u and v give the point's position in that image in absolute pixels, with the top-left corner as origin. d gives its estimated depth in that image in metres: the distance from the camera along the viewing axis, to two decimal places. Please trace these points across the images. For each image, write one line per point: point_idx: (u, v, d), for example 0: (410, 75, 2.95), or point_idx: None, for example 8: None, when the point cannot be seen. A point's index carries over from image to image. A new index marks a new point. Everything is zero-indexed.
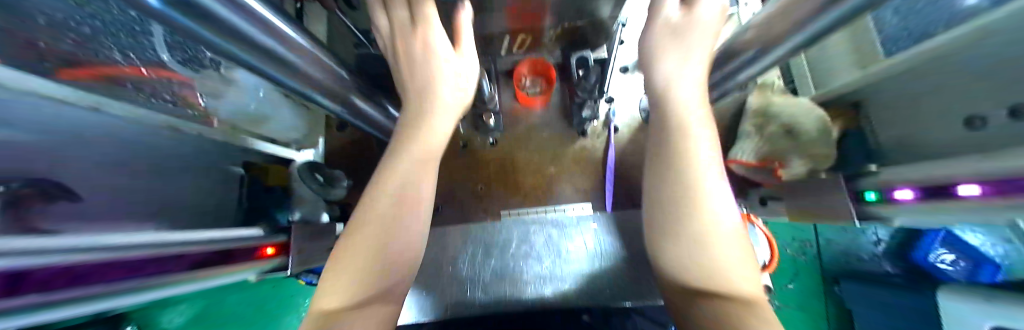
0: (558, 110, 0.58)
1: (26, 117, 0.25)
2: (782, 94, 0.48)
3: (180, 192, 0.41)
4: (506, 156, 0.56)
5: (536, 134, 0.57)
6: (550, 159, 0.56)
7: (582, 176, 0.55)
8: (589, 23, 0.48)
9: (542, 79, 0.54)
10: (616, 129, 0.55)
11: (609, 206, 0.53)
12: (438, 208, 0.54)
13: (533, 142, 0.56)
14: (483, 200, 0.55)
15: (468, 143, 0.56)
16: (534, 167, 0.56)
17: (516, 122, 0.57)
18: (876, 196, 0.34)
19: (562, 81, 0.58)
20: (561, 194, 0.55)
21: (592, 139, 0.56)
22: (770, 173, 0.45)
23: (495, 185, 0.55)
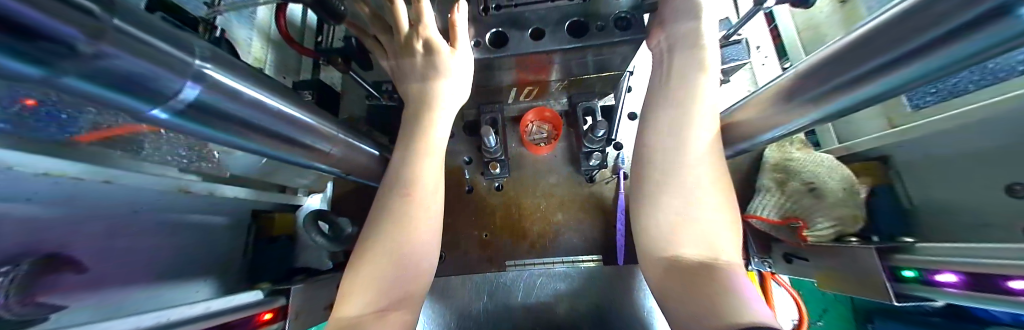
0: (566, 154, 0.57)
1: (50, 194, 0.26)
2: (800, 148, 0.46)
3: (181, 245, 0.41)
4: (513, 202, 0.55)
5: (543, 180, 0.56)
6: (558, 206, 0.54)
7: (591, 224, 0.53)
8: (597, 76, 0.49)
9: (550, 126, 0.54)
10: (626, 175, 0.54)
11: (620, 259, 0.51)
12: (442, 256, 0.53)
13: (540, 188, 0.55)
14: (488, 248, 0.53)
15: (475, 187, 0.56)
16: (541, 214, 0.54)
17: (523, 167, 0.57)
18: (914, 273, 0.31)
19: (569, 126, 0.58)
20: (569, 243, 0.53)
21: (601, 186, 0.55)
22: (793, 233, 0.41)
23: (501, 233, 0.53)
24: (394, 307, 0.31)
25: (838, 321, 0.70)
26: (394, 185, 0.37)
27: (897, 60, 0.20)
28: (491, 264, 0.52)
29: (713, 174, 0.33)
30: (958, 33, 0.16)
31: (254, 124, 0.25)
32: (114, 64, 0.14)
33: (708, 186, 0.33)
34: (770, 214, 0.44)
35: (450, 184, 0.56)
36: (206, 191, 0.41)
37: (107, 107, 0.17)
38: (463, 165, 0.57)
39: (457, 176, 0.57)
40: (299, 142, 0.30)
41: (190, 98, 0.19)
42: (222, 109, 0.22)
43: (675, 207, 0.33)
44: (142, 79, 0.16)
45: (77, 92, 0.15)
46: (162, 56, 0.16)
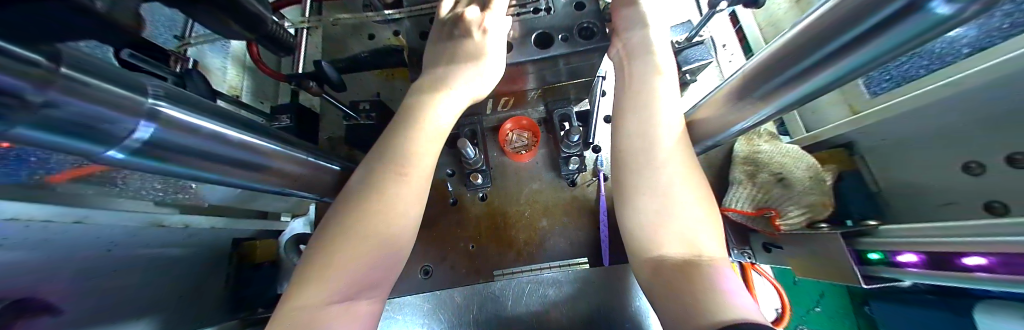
0: (547, 161, 0.58)
1: (19, 239, 0.26)
2: (767, 140, 0.48)
3: (159, 283, 0.39)
4: (497, 211, 0.55)
5: (527, 187, 0.56)
6: (541, 211, 0.55)
7: (577, 227, 0.54)
8: (570, 83, 0.50)
9: (529, 133, 0.55)
10: (606, 176, 0.55)
11: (607, 260, 0.51)
12: (428, 271, 0.52)
13: (523, 195, 0.56)
14: (475, 260, 0.52)
15: (458, 198, 0.57)
16: (526, 221, 0.54)
17: (506, 176, 0.58)
18: (878, 255, 0.32)
19: (548, 133, 0.59)
20: (556, 249, 0.52)
21: (583, 188, 0.56)
22: (766, 222, 0.43)
23: (487, 243, 0.53)
24: (359, 296, 0.29)
25: (834, 303, 0.71)
26: (375, 167, 0.34)
27: (820, 61, 0.22)
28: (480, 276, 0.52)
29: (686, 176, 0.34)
30: (865, 36, 0.18)
31: (211, 155, 0.25)
32: (66, 113, 0.14)
33: (680, 187, 0.33)
34: (744, 206, 0.46)
35: (434, 197, 0.57)
36: (181, 224, 0.41)
37: (60, 152, 0.17)
38: (446, 178, 0.58)
39: (441, 189, 0.57)
40: (264, 167, 0.31)
41: (143, 136, 0.19)
42: (179, 145, 0.22)
43: (651, 210, 0.34)
44: (95, 123, 0.16)
45: (24, 141, 0.15)
46: (116, 99, 0.17)
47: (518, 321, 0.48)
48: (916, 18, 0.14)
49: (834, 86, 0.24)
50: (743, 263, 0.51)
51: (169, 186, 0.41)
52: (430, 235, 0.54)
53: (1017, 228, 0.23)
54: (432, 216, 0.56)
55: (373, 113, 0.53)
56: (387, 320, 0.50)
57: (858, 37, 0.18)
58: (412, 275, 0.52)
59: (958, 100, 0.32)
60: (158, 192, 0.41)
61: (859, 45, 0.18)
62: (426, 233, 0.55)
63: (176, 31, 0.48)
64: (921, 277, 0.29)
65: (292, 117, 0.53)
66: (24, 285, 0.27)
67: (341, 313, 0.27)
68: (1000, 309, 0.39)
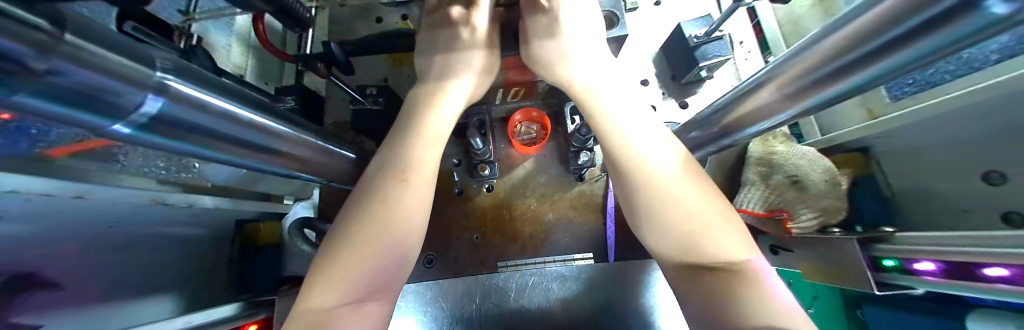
0: (555, 155, 0.57)
1: (19, 213, 0.26)
2: (783, 142, 0.47)
3: (166, 261, 0.39)
4: (503, 203, 0.55)
5: (534, 180, 0.56)
6: (548, 206, 0.54)
7: (582, 222, 0.53)
8: None
9: (538, 126, 0.54)
10: None
11: (611, 256, 0.51)
12: (431, 260, 0.52)
13: (529, 188, 0.55)
14: (480, 251, 0.52)
15: (464, 189, 0.56)
16: (532, 215, 0.54)
17: (513, 168, 0.57)
18: (894, 263, 0.32)
19: (557, 126, 0.58)
20: (561, 244, 0.52)
21: (590, 184, 0.55)
22: (778, 224, 0.42)
23: (492, 235, 0.53)
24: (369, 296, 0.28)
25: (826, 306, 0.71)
26: (388, 164, 0.34)
27: (865, 60, 0.20)
28: (484, 267, 0.52)
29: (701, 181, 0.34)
30: (915, 36, 0.16)
31: (220, 134, 0.24)
32: (68, 80, 0.13)
33: (696, 192, 0.31)
34: (755, 207, 0.45)
35: (439, 187, 0.56)
36: (186, 202, 0.40)
37: (65, 125, 0.17)
38: (452, 168, 0.57)
39: (446, 179, 0.56)
40: (273, 150, 0.30)
41: (152, 111, 0.18)
42: (188, 122, 0.21)
43: (674, 219, 0.31)
44: (101, 95, 0.15)
45: (27, 112, 0.14)
46: (123, 70, 0.15)
47: (521, 313, 0.47)
48: (971, 20, 0.13)
49: (872, 86, 0.23)
50: None
51: (172, 164, 0.40)
52: (434, 225, 0.54)
53: None
54: (436, 205, 0.55)
55: (382, 97, 0.52)
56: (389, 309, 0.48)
57: (901, 37, 0.17)
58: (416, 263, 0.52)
59: (990, 107, 0.30)
60: (162, 169, 0.40)
61: (905, 45, 0.17)
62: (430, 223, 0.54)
63: (180, 5, 0.46)
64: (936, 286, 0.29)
65: (297, 100, 0.52)
66: (24, 258, 0.26)
67: (351, 309, 0.27)
68: (1001, 317, 0.39)
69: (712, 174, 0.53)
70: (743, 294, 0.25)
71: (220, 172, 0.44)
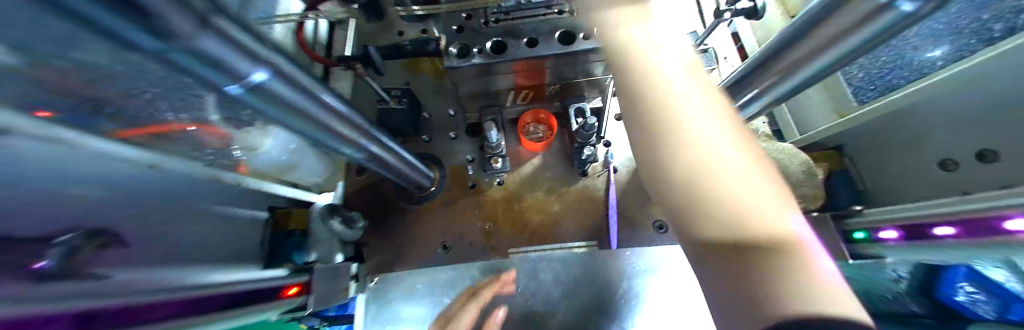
0: (560, 153, 0.62)
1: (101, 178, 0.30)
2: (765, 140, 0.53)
3: (206, 237, 0.43)
4: (512, 195, 0.59)
5: (541, 175, 0.61)
6: (554, 198, 0.59)
7: (585, 214, 0.58)
8: (585, 80, 0.55)
9: (545, 126, 0.60)
10: (616, 169, 0.60)
11: (612, 244, 0.54)
12: (446, 246, 0.56)
13: (538, 182, 0.60)
14: (489, 239, 0.56)
15: (477, 183, 0.61)
16: (539, 206, 0.58)
17: (521, 164, 0.62)
18: (864, 234, 0.36)
19: (562, 126, 0.64)
20: (567, 234, 0.56)
21: (593, 178, 0.60)
22: None
23: (502, 225, 0.57)
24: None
25: None
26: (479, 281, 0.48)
27: (810, 55, 0.25)
28: (494, 254, 0.55)
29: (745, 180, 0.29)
30: (847, 28, 0.21)
31: (297, 105, 0.27)
32: (207, 47, 0.16)
33: (722, 144, 0.22)
34: None
35: (453, 181, 0.61)
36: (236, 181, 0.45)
37: (193, 79, 0.20)
38: (465, 163, 0.62)
39: (460, 174, 0.61)
40: (332, 121, 0.32)
41: (256, 80, 0.22)
42: (278, 93, 0.24)
43: (680, 173, 0.22)
44: (223, 61, 0.18)
45: (173, 64, 0.18)
46: (242, 43, 0.19)
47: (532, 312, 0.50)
48: (889, 16, 0.18)
49: (822, 76, 0.28)
50: None
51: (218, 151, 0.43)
52: (450, 215, 0.59)
53: (982, 201, 0.25)
54: (450, 197, 0.60)
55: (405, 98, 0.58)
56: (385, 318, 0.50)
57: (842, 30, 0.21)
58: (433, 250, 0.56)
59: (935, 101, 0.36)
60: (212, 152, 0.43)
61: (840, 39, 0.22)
62: (446, 213, 0.59)
63: None
64: (901, 252, 0.32)
65: None
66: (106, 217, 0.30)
67: None
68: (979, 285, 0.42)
69: None
70: (772, 280, 0.17)
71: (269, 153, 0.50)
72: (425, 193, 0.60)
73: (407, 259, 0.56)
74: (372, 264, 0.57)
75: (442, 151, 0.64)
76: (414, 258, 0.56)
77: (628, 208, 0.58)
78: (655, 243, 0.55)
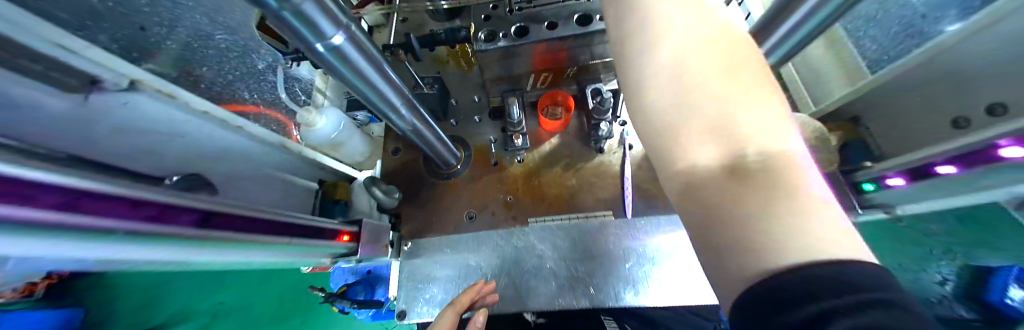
0: (577, 133, 0.66)
1: None
2: None
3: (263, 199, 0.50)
4: (532, 169, 0.64)
5: (559, 151, 0.65)
6: (571, 172, 0.63)
7: (601, 186, 0.61)
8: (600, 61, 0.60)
9: (563, 107, 0.65)
10: (631, 146, 0.63)
11: (628, 212, 0.57)
12: (472, 215, 0.61)
13: (557, 157, 0.64)
14: (511, 209, 0.61)
15: (498, 160, 0.66)
16: (557, 180, 0.62)
17: (540, 142, 0.66)
18: None
19: (579, 107, 0.69)
20: (585, 204, 0.60)
21: (609, 154, 0.63)
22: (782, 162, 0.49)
23: (522, 196, 0.62)
24: None
25: None
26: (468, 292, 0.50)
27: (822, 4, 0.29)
28: (515, 221, 0.59)
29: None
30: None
31: (361, 69, 0.33)
32: (310, 12, 0.23)
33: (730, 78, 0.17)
34: None
35: (477, 159, 0.67)
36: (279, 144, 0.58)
37: (300, 43, 0.27)
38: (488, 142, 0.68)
39: (484, 152, 0.67)
40: (385, 94, 0.39)
41: (335, 44, 0.28)
42: (350, 58, 0.31)
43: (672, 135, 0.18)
44: (318, 26, 0.25)
45: (286, 27, 0.24)
46: (332, 13, 0.25)
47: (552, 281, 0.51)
48: None
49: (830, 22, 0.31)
50: None
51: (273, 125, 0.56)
52: (475, 188, 0.64)
53: None
54: (474, 174, 0.65)
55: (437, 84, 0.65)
56: (414, 281, 0.54)
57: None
58: (460, 219, 0.61)
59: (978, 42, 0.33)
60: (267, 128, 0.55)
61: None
62: (471, 187, 0.64)
63: None
64: None
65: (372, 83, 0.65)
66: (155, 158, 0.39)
67: None
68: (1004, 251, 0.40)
69: None
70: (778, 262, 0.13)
71: (318, 135, 0.56)
72: (451, 169, 0.65)
73: (436, 229, 0.61)
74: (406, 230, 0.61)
75: (468, 132, 0.70)
76: (444, 226, 0.61)
77: (643, 181, 0.60)
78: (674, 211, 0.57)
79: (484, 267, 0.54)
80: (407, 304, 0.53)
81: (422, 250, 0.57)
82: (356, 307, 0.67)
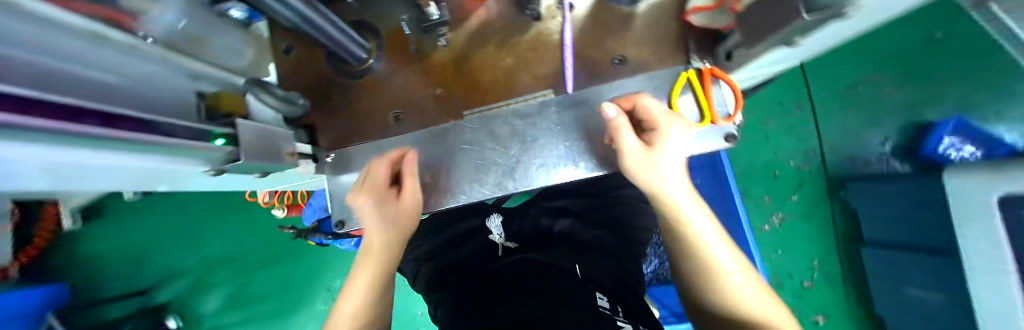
0: (510, 4, 0.68)
1: None
2: None
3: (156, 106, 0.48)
4: (460, 53, 0.69)
5: (488, 35, 0.69)
6: (509, 54, 0.69)
7: (541, 63, 0.68)
8: None
9: None
10: (570, 6, 0.65)
11: (569, 87, 0.66)
12: (398, 116, 0.70)
13: (485, 39, 0.69)
14: (446, 101, 0.70)
15: (420, 47, 0.70)
16: (490, 66, 0.69)
17: (463, 27, 0.69)
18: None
19: None
20: (524, 82, 0.68)
21: (549, 20, 0.67)
22: (725, 13, 0.56)
23: (455, 88, 0.70)
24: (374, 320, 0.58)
25: (805, 189, 1.45)
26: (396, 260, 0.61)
27: None
28: (452, 112, 0.69)
29: (698, 259, 0.54)
30: None
31: None
32: None
33: None
34: (706, 5, 0.58)
35: (392, 47, 0.70)
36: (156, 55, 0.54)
37: None
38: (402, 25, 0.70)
39: (397, 38, 0.70)
40: None
41: None
42: None
43: None
44: None
45: None
46: None
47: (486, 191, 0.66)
48: None
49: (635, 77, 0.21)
50: (702, 69, 0.60)
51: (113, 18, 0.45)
52: (426, 47, 0.70)
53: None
54: (419, 45, 0.70)
55: (445, 35, 0.68)
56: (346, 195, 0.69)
57: None
58: (388, 118, 0.71)
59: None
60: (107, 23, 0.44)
61: None
62: (426, 45, 0.70)
63: None
64: None
65: None
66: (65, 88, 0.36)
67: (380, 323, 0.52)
68: (912, 278, 1.22)
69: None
70: None
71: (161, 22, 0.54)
72: (363, 65, 0.69)
73: (363, 130, 0.71)
74: (327, 143, 0.72)
75: (382, 17, 0.71)
76: (379, 131, 0.71)
77: (589, 37, 0.67)
78: (616, 75, 0.66)
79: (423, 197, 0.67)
80: (343, 214, 0.69)
81: (352, 162, 0.69)
82: (330, 238, 1.18)
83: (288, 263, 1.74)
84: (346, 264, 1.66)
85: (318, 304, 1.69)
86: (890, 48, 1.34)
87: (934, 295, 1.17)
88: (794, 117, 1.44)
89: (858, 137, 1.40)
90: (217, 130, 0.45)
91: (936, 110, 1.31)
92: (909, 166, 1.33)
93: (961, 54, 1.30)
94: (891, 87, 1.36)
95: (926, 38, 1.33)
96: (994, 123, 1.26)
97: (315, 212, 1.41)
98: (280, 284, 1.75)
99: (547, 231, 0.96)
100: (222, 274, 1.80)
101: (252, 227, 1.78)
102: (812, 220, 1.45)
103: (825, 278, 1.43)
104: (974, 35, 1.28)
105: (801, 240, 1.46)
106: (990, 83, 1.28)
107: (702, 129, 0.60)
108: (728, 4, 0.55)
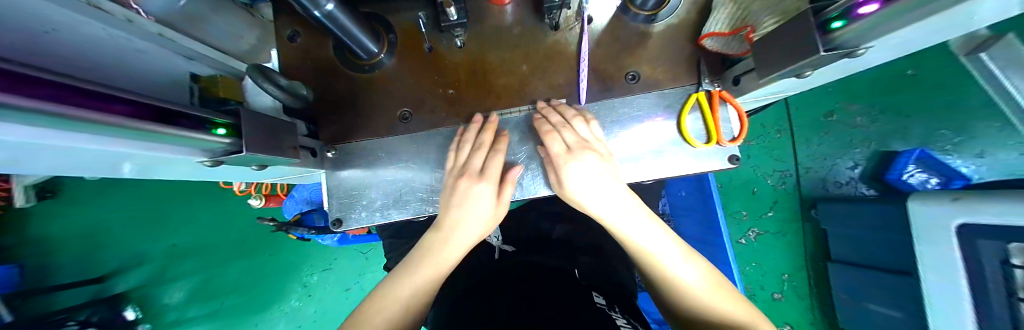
0: (526, 10, 0.68)
1: None
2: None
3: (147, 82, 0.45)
4: (473, 55, 0.69)
5: (503, 39, 0.68)
6: (523, 60, 0.69)
7: (555, 72, 0.68)
8: None
9: None
10: (590, 18, 0.66)
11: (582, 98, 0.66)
12: (406, 116, 0.69)
13: (499, 43, 0.69)
14: (453, 102, 0.69)
15: (434, 45, 0.69)
16: (502, 69, 0.69)
17: (481, 29, 0.68)
18: (843, 23, 0.37)
19: None
20: (537, 89, 0.69)
21: (565, 30, 0.67)
22: (740, 40, 0.58)
23: (464, 90, 0.69)
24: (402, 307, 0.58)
25: (783, 208, 1.52)
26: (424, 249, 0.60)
27: None
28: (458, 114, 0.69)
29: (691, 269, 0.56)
30: None
31: None
32: None
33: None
34: (722, 29, 0.59)
35: (404, 43, 0.69)
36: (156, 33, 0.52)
37: None
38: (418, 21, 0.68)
39: (412, 35, 0.69)
40: None
41: None
42: None
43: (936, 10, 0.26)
44: None
45: None
46: None
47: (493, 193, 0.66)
48: None
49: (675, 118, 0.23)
50: (712, 91, 0.61)
51: None
52: (440, 46, 0.69)
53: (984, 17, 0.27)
54: (433, 44, 0.69)
55: (462, 36, 0.67)
56: (345, 191, 0.67)
57: None
58: (395, 118, 0.70)
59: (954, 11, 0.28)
60: None
61: None
62: (440, 45, 0.69)
63: None
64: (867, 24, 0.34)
65: None
66: (58, 65, 0.33)
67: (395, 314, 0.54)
68: (871, 295, 1.27)
69: (684, 12, 0.66)
70: None
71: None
72: (373, 60, 0.67)
73: (365, 126, 0.70)
74: (328, 136, 0.70)
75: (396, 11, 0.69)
76: (384, 127, 0.69)
77: (601, 50, 0.68)
78: (627, 90, 0.67)
79: (421, 199, 0.66)
80: (341, 211, 0.66)
81: (349, 157, 0.67)
82: (311, 231, 1.13)
83: (260, 255, 1.65)
84: (324, 259, 1.59)
85: (290, 299, 1.62)
86: (869, 82, 1.44)
87: (889, 310, 1.23)
88: (779, 139, 1.51)
89: (831, 162, 1.47)
90: (217, 119, 0.41)
91: (905, 142, 1.40)
92: (875, 191, 1.39)
93: (933, 91, 1.40)
94: (866, 117, 1.45)
95: (905, 74, 1.43)
96: (956, 157, 1.35)
97: (297, 204, 1.37)
98: (249, 277, 1.66)
99: (543, 235, 0.97)
100: (186, 262, 1.69)
101: (223, 215, 1.68)
102: (786, 236, 1.53)
103: (793, 292, 1.51)
104: (943, 76, 1.40)
105: (770, 256, 1.53)
106: (957, 120, 1.38)
107: (706, 149, 0.62)
108: (743, 34, 0.57)
